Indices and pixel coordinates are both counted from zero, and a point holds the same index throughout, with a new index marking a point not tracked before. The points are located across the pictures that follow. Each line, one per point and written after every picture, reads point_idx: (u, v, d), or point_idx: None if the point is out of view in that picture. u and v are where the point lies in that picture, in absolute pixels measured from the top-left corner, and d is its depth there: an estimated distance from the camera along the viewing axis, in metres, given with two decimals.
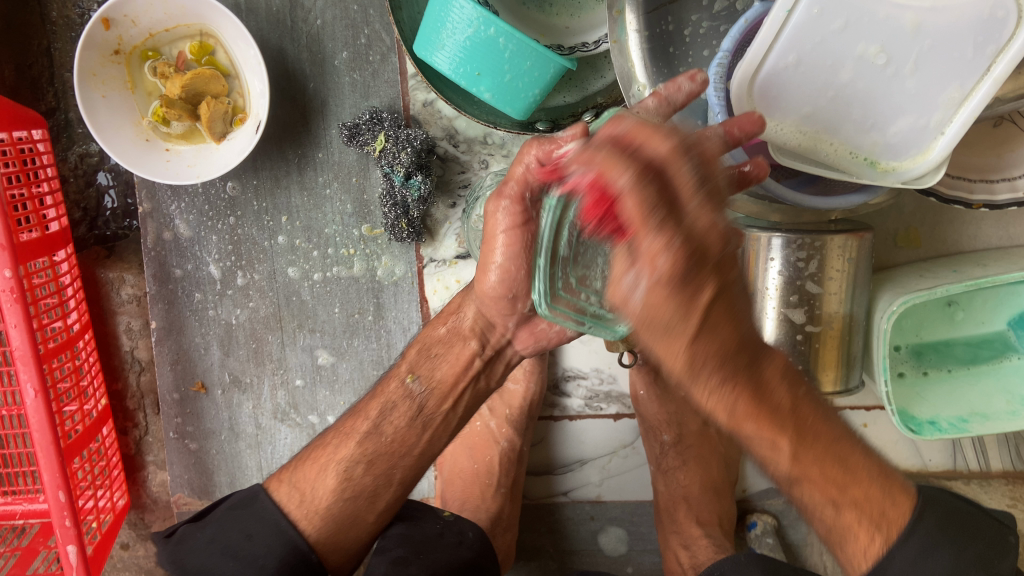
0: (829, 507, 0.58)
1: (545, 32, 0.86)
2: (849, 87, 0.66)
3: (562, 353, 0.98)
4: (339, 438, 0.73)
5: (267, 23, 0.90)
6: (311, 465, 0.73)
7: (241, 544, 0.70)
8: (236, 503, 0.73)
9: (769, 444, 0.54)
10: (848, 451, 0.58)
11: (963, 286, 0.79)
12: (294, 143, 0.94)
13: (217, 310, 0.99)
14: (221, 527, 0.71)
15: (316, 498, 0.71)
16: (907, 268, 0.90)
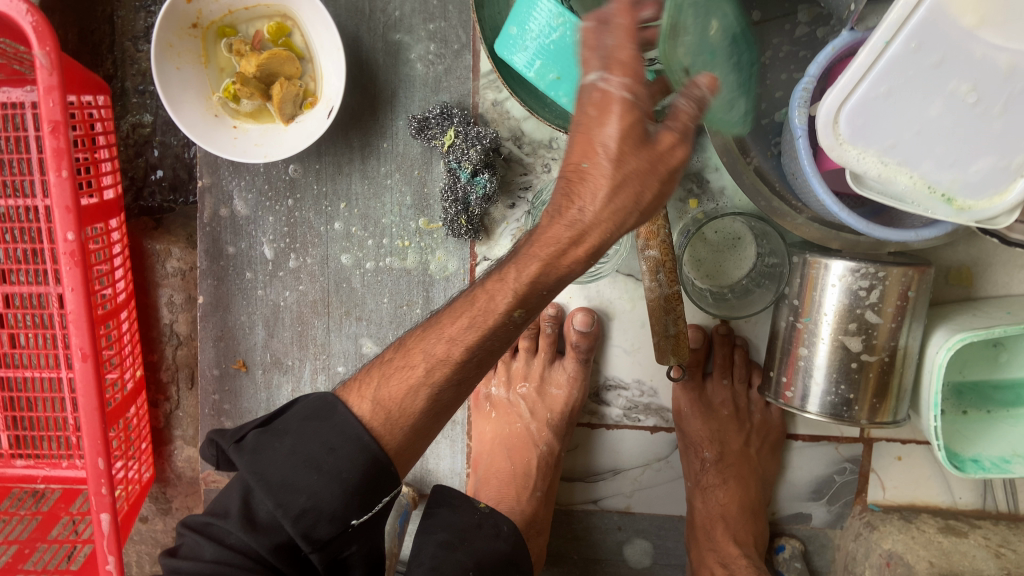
0: None
1: None
2: (937, 121, 0.66)
3: (606, 360, 0.99)
4: (421, 362, 0.62)
5: (346, 10, 0.91)
6: (397, 380, 0.62)
7: (316, 457, 0.57)
8: (310, 413, 0.60)
9: None
10: None
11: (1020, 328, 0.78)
12: (360, 131, 0.94)
13: (265, 290, 1.00)
14: (302, 426, 0.59)
15: (404, 409, 0.61)
16: (956, 306, 0.91)
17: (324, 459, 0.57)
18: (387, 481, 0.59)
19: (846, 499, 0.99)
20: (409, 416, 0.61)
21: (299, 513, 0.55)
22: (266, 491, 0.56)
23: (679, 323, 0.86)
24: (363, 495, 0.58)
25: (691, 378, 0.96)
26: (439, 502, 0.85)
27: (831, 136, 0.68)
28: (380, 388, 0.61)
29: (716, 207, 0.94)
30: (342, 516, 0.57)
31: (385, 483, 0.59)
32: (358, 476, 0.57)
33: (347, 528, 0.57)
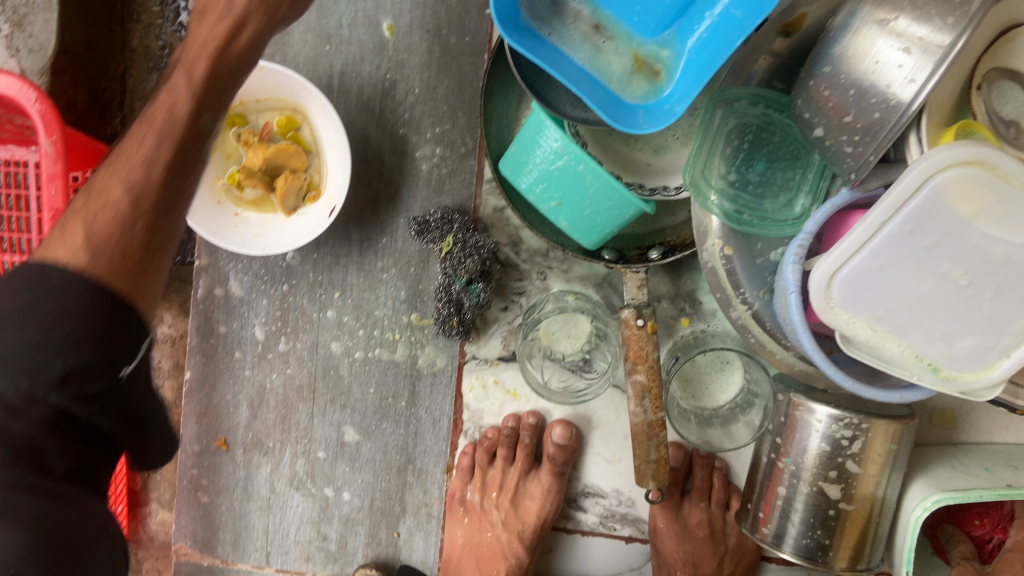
0: None
1: (627, 168, 0.88)
2: (927, 297, 0.67)
3: (583, 469, 0.99)
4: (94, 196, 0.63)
5: (356, 108, 0.93)
6: (101, 212, 0.62)
7: (69, 334, 0.58)
8: (23, 283, 0.59)
9: None
10: None
11: (997, 494, 0.78)
12: (360, 225, 0.95)
13: (253, 371, 1.00)
14: (13, 301, 0.58)
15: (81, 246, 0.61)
16: (938, 451, 0.92)
17: (61, 320, 0.58)
18: (134, 331, 0.63)
19: None
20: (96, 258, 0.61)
21: (60, 380, 0.58)
22: (0, 367, 0.56)
23: (660, 449, 0.86)
24: (115, 347, 0.61)
25: (669, 497, 0.96)
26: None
27: (821, 298, 0.69)
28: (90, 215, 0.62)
29: (705, 327, 0.94)
30: (119, 371, 0.62)
31: (136, 325, 0.62)
32: (102, 325, 0.59)
33: (114, 379, 0.62)
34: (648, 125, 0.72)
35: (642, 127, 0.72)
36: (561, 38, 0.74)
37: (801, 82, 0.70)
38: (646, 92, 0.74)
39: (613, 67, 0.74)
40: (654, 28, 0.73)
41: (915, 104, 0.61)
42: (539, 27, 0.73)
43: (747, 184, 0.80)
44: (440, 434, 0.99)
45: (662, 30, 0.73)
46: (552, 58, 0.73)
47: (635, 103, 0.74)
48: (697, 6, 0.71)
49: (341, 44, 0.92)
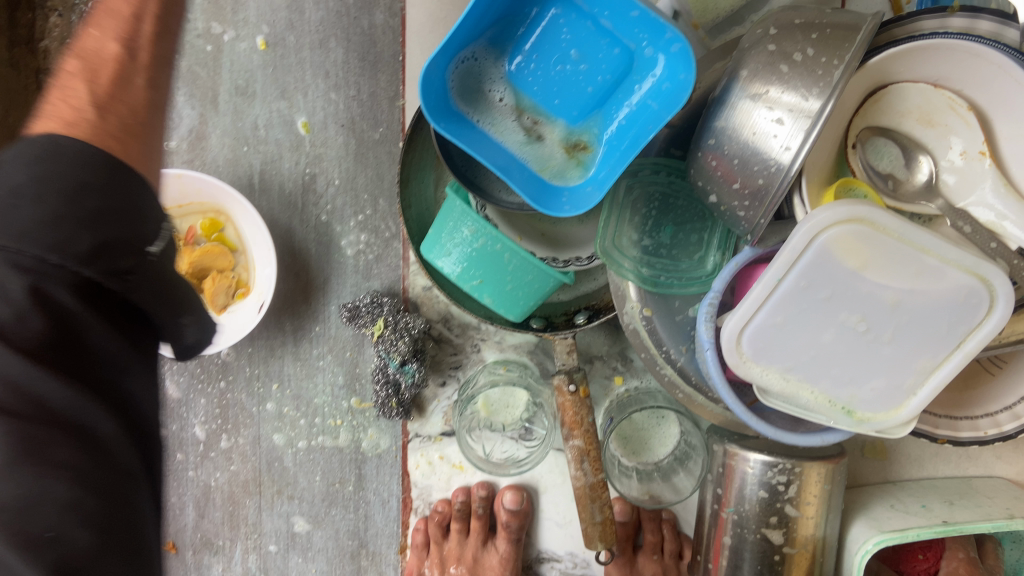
0: None
1: (522, 234, 0.90)
2: (831, 345, 0.71)
3: (538, 535, 1.00)
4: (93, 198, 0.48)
5: (280, 204, 0.94)
6: None
7: (77, 186, 0.47)
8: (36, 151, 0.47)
9: None
10: None
11: (932, 533, 0.81)
12: (292, 316, 0.96)
13: (196, 471, 0.99)
14: (24, 171, 0.46)
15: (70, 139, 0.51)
16: (876, 488, 0.97)
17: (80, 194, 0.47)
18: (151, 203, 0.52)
19: None
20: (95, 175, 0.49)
21: (91, 252, 0.47)
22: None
23: (605, 510, 0.87)
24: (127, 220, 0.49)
25: (622, 553, 0.96)
26: None
27: (734, 354, 0.72)
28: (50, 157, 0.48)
29: (639, 383, 0.97)
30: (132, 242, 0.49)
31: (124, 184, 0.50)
32: (101, 203, 0.48)
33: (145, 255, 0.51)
34: (570, 207, 0.74)
35: (564, 207, 0.74)
36: (489, 123, 0.76)
37: (691, 154, 0.74)
38: (573, 177, 0.76)
39: (542, 153, 0.77)
40: (575, 116, 0.76)
41: (794, 167, 0.64)
42: (469, 112, 0.76)
43: (659, 247, 0.83)
44: (390, 514, 0.99)
45: (584, 117, 0.76)
46: (476, 141, 0.75)
47: (558, 186, 0.76)
48: (616, 96, 0.74)
49: (258, 144, 0.93)
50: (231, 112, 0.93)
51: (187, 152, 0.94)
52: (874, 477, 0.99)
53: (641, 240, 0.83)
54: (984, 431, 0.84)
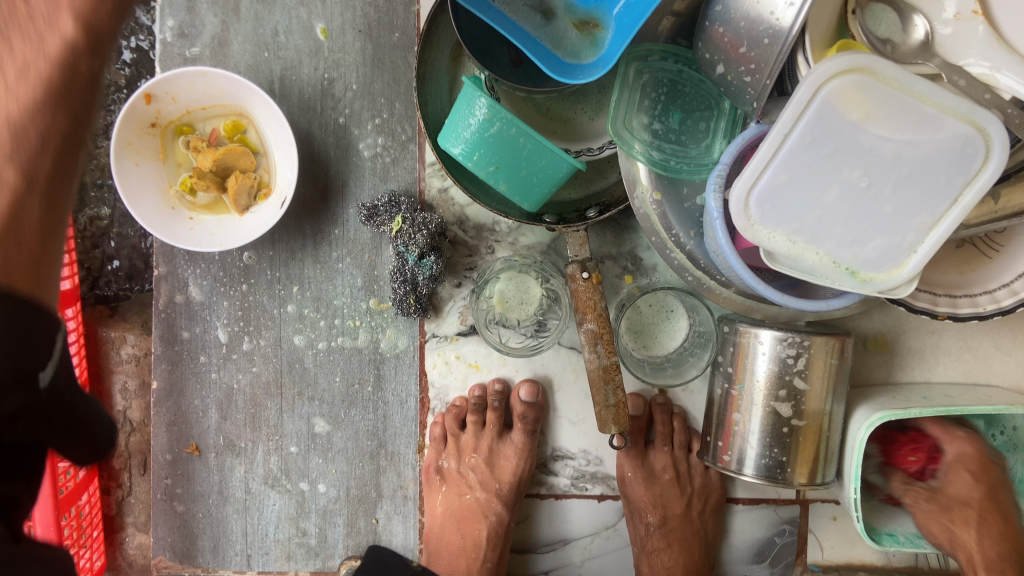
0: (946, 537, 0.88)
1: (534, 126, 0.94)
2: (834, 204, 0.74)
3: (553, 433, 1.03)
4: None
5: (299, 108, 0.97)
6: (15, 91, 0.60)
7: None
8: None
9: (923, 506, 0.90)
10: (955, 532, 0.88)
11: (934, 412, 0.86)
12: (312, 220, 0.99)
13: (219, 373, 1.02)
14: None
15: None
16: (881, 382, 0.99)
17: None
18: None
19: (788, 562, 1.03)
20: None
21: None
22: None
23: (618, 393, 0.90)
24: None
25: (634, 446, 0.99)
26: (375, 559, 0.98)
27: (742, 215, 0.75)
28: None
29: (648, 281, 0.99)
30: None
31: None
32: None
33: None
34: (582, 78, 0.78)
35: (577, 77, 0.78)
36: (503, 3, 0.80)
37: (700, 29, 0.78)
38: (587, 55, 0.80)
39: (555, 32, 0.81)
40: None
41: (795, 27, 0.67)
42: None
43: (668, 133, 0.86)
44: (408, 414, 1.02)
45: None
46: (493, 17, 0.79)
47: (572, 62, 0.79)
48: None
49: (278, 50, 0.96)
50: (252, 19, 0.96)
51: (210, 60, 0.97)
52: (877, 372, 1.01)
53: (650, 123, 0.85)
54: (984, 306, 0.87)
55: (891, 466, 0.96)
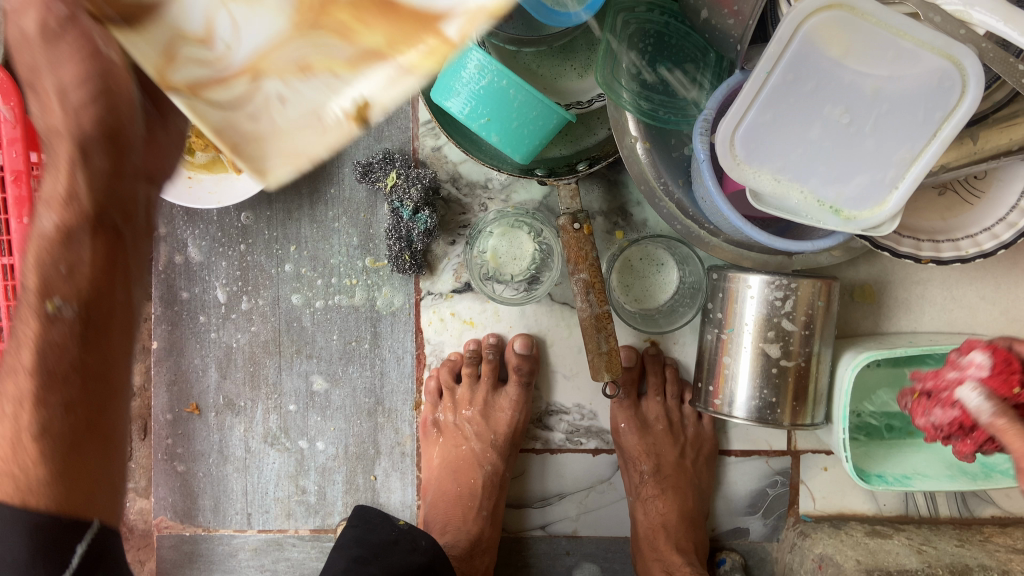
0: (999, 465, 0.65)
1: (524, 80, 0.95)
2: (817, 141, 0.76)
3: (548, 388, 1.04)
4: (32, 295, 0.63)
5: None
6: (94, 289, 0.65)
7: None
8: None
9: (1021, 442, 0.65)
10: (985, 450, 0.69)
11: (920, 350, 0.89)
12: (309, 179, 1.01)
13: (218, 333, 1.04)
14: None
15: (32, 475, 0.61)
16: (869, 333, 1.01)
17: None
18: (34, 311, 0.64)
19: (780, 512, 1.06)
20: (53, 462, 0.62)
21: None
22: None
23: (610, 341, 0.92)
24: None
25: (627, 396, 1.01)
26: (359, 520, 0.93)
27: (729, 155, 0.77)
28: (37, 252, 0.63)
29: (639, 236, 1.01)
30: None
31: None
32: None
33: None
34: None
35: None
36: None
37: None
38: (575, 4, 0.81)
39: None
40: None
41: None
42: None
43: (655, 84, 0.87)
44: (405, 371, 1.03)
45: None
46: None
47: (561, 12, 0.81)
48: None
49: None
50: None
51: None
52: (865, 323, 1.03)
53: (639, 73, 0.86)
54: (966, 249, 0.89)
55: (880, 411, 0.98)
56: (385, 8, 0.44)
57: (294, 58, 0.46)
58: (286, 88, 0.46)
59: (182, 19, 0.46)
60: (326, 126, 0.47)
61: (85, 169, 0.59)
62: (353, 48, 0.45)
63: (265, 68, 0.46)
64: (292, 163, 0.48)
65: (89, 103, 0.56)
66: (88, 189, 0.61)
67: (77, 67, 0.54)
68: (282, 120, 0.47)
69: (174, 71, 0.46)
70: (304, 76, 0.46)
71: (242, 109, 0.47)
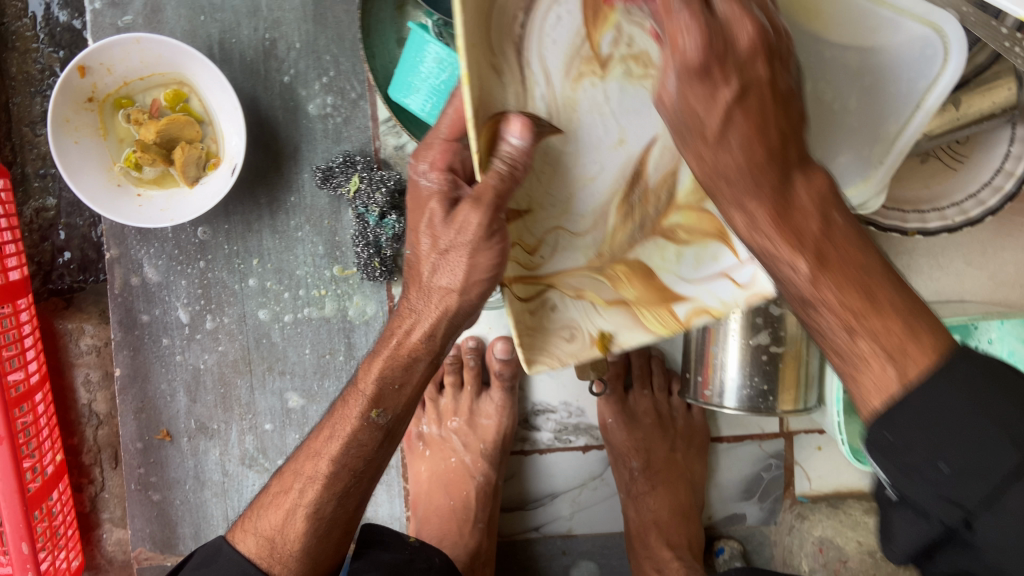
0: (844, 334, 0.50)
1: None
2: (832, 118, 0.72)
3: (531, 387, 1.01)
4: (361, 399, 0.64)
5: (242, 72, 0.93)
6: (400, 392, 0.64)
7: None
8: None
9: (783, 256, 0.49)
10: (839, 239, 0.49)
11: None
12: (266, 188, 0.95)
13: (184, 355, 0.99)
14: None
15: (289, 553, 0.65)
16: None
17: None
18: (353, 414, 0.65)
19: (777, 495, 1.04)
20: (309, 543, 0.66)
21: None
22: None
23: None
24: None
25: (613, 391, 0.99)
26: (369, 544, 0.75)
27: None
28: (382, 365, 0.63)
29: None
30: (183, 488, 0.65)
31: None
32: None
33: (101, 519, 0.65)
34: None
35: None
36: None
37: None
38: None
39: None
40: None
41: None
42: None
43: None
44: None
45: None
46: None
47: None
48: None
49: (215, 13, 0.92)
50: None
51: (144, 27, 0.92)
52: None
53: None
54: (953, 219, 0.84)
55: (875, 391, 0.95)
56: (645, 277, 0.63)
57: (577, 284, 0.61)
58: (562, 301, 0.60)
59: (522, 232, 0.60)
60: (574, 338, 0.60)
61: (454, 303, 0.60)
62: (615, 293, 0.62)
63: (554, 285, 0.60)
64: (549, 360, 0.59)
65: (478, 284, 0.58)
66: (449, 321, 0.61)
67: (485, 259, 0.57)
68: (549, 323, 0.60)
69: (507, 266, 0.58)
70: (576, 298, 0.61)
71: (541, 314, 0.60)
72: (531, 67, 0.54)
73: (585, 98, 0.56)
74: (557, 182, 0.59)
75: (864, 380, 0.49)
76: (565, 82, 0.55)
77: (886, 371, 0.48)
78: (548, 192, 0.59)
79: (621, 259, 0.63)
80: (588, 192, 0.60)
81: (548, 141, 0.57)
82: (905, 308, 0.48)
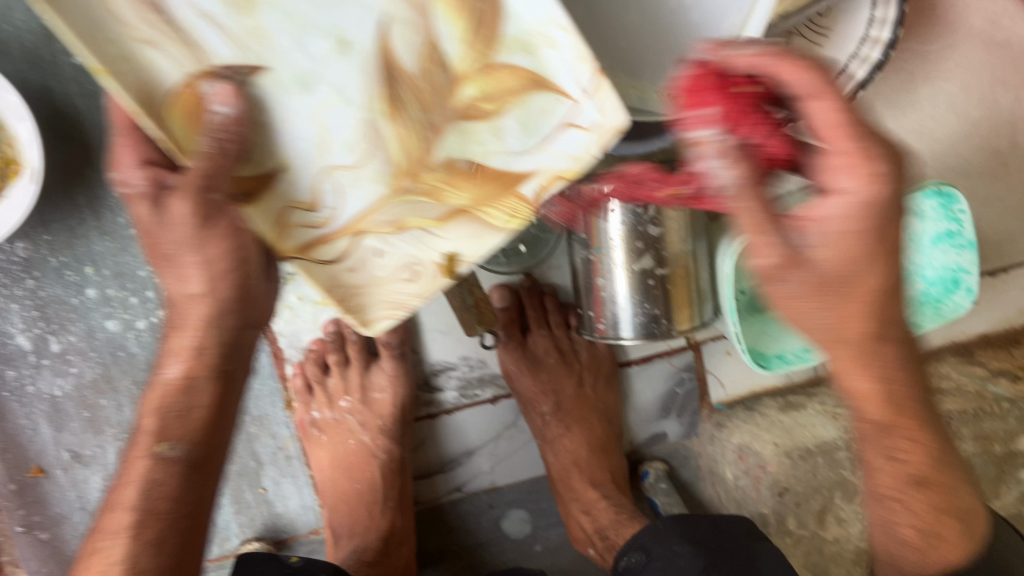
0: (913, 532, 0.58)
1: None
2: (647, 12, 0.61)
3: (424, 349, 0.92)
4: (143, 438, 0.57)
5: (24, 61, 0.75)
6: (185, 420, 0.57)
7: None
8: None
9: (906, 448, 0.57)
10: (905, 398, 0.55)
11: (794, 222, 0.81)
12: (82, 185, 0.82)
13: (36, 384, 0.90)
14: None
15: None
16: None
17: None
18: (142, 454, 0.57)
19: (693, 407, 1.01)
20: None
21: None
22: None
23: (475, 292, 0.83)
24: None
25: (510, 338, 0.93)
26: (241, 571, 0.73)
27: None
28: (158, 397, 0.58)
29: None
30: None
31: None
32: None
33: None
34: None
35: None
36: None
37: None
38: None
39: None
40: None
41: None
42: None
43: None
44: (263, 373, 0.89)
45: None
46: None
47: None
48: None
49: None
50: None
51: None
52: None
53: None
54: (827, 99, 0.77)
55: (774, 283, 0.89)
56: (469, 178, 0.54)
57: (389, 219, 0.56)
58: (383, 244, 0.58)
59: (291, 192, 0.53)
60: (417, 277, 0.60)
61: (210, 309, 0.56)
62: (441, 209, 0.56)
63: (365, 230, 0.57)
64: (388, 310, 0.63)
65: (225, 275, 0.55)
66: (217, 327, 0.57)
67: (219, 249, 0.54)
68: (381, 270, 0.60)
69: (288, 237, 0.56)
70: (396, 231, 0.58)
71: (341, 264, 0.59)
72: (176, 15, 0.44)
73: (272, 16, 0.45)
74: (289, 122, 0.50)
75: (940, 555, 0.57)
76: (229, 8, 0.44)
77: (960, 544, 0.57)
78: (289, 141, 0.51)
79: (426, 176, 0.53)
80: (341, 113, 0.50)
81: (256, 86, 0.47)
82: (965, 511, 0.57)
